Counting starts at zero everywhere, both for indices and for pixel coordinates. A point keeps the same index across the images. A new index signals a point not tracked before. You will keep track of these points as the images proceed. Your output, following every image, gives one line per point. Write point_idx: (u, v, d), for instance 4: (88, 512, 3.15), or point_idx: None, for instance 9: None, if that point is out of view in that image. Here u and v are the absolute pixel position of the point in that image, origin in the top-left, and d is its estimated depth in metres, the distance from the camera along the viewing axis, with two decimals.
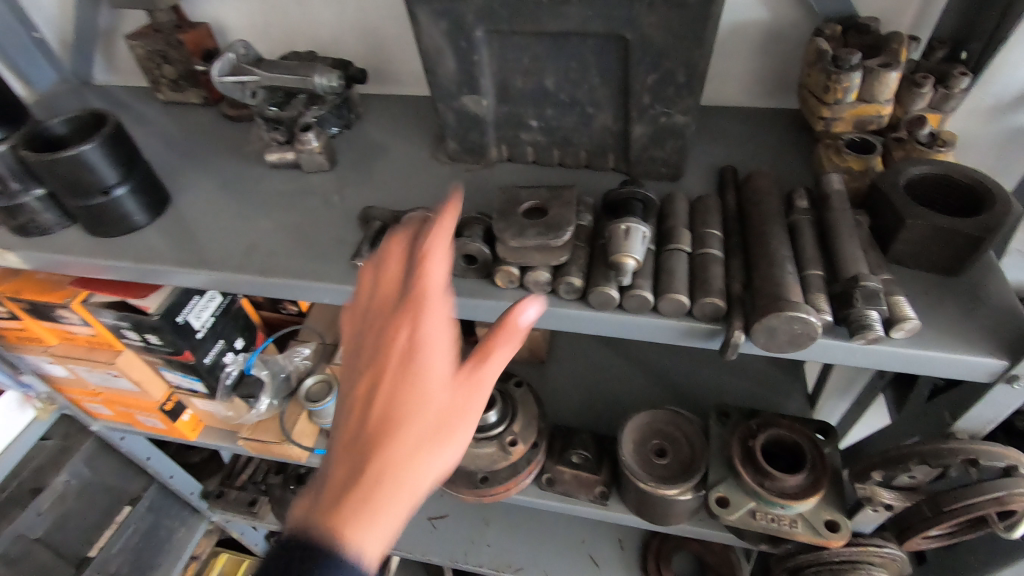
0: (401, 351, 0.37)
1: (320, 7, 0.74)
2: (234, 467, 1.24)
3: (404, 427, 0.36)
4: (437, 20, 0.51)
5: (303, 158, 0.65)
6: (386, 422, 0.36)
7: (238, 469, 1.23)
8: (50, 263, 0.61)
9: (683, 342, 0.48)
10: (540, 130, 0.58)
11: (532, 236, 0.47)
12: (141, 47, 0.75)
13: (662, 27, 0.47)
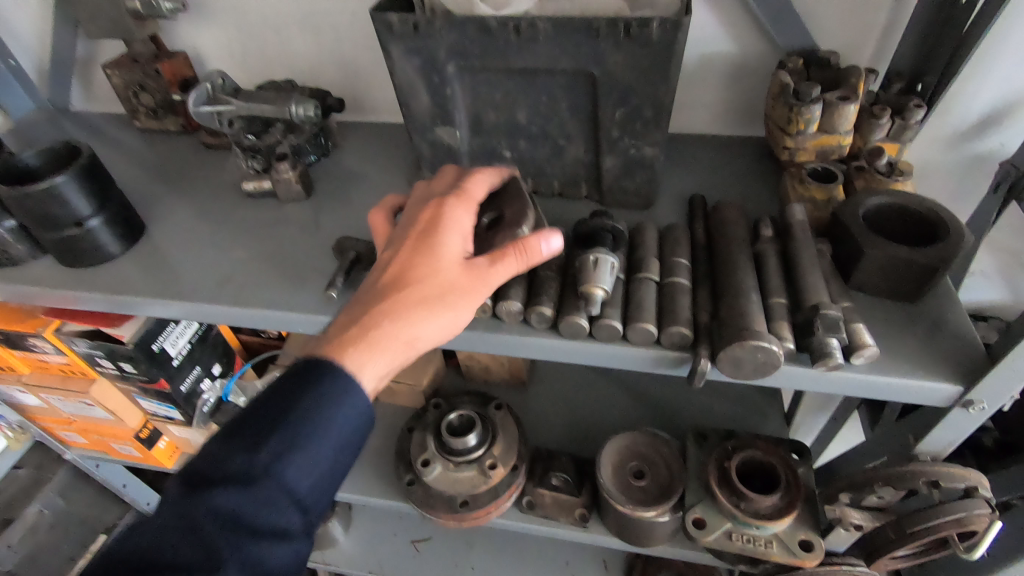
0: (421, 233, 0.47)
1: (299, 38, 0.75)
2: None
3: (408, 287, 0.45)
4: (409, 56, 0.52)
5: (280, 188, 0.66)
6: (391, 286, 0.46)
7: None
8: (23, 294, 0.61)
9: (653, 370, 0.49)
10: (513, 161, 0.59)
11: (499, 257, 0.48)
12: (118, 77, 0.75)
13: (628, 65, 0.48)
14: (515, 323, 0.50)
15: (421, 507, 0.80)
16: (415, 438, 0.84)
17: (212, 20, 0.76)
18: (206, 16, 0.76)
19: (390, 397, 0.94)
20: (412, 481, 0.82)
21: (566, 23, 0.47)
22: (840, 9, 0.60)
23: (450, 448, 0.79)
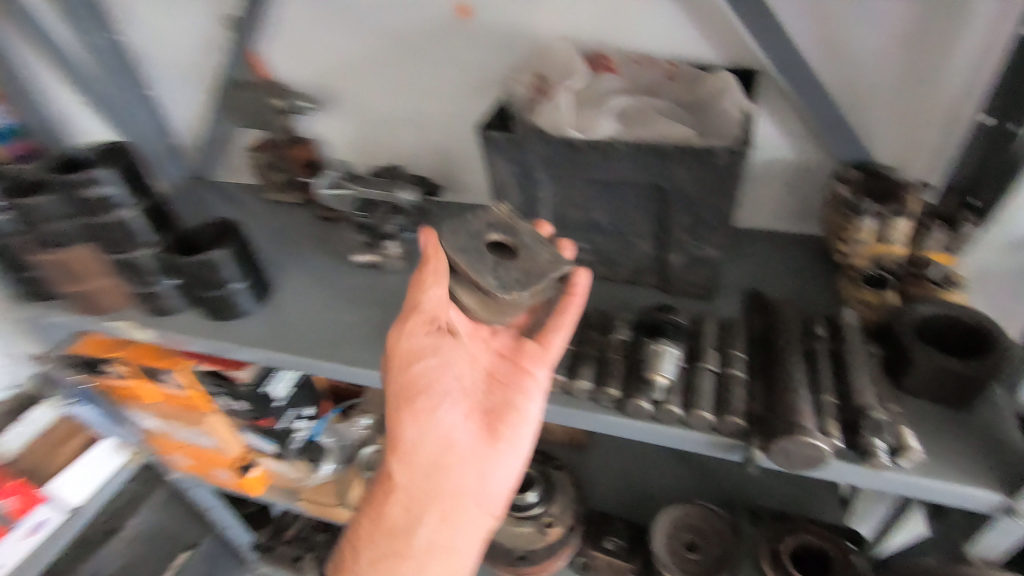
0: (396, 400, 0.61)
1: (407, 132, 0.88)
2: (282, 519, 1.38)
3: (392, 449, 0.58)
4: (507, 164, 0.62)
5: (386, 262, 0.79)
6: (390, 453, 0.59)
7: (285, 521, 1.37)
8: (173, 339, 0.74)
9: (708, 452, 0.54)
10: (588, 251, 0.68)
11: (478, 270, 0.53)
12: (259, 159, 0.90)
13: (695, 182, 0.56)
14: (585, 399, 0.57)
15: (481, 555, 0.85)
16: None
17: (337, 114, 0.91)
18: (332, 111, 0.91)
19: None
20: None
21: (643, 147, 0.55)
22: (896, 128, 0.66)
23: (512, 503, 0.85)
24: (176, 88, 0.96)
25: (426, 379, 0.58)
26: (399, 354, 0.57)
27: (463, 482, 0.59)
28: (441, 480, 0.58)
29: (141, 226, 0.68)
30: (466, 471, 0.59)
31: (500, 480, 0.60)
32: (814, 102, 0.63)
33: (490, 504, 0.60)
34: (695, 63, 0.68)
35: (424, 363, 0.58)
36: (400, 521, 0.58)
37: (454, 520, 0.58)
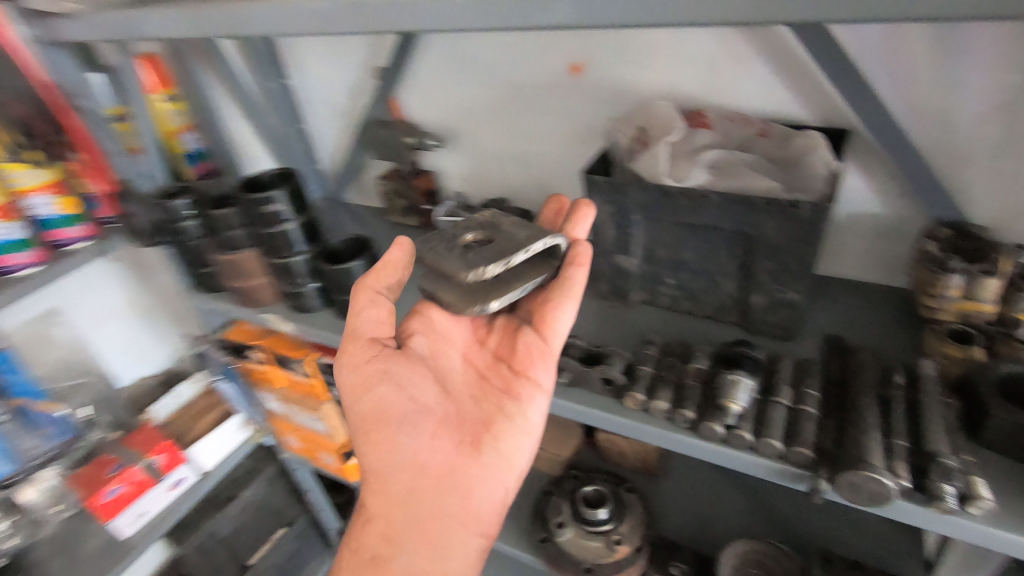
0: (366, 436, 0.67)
1: (516, 169, 1.00)
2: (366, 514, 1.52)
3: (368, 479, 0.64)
4: (606, 204, 0.70)
5: None
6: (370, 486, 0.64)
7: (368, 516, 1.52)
8: (309, 333, 0.87)
9: (775, 480, 0.58)
10: (674, 286, 0.74)
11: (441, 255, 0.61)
12: (387, 186, 1.05)
13: (779, 231, 0.61)
14: (661, 419, 0.63)
15: (551, 562, 0.91)
16: (552, 501, 0.97)
17: (456, 151, 1.04)
18: (452, 148, 1.04)
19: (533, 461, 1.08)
20: (546, 538, 0.95)
21: (732, 197, 0.61)
22: (992, 190, 0.68)
23: (585, 517, 0.92)
24: (325, 124, 1.14)
25: (384, 405, 0.64)
26: (355, 384, 0.65)
27: (443, 502, 0.62)
28: (417, 503, 0.62)
29: (298, 237, 0.83)
30: (445, 490, 0.63)
31: (484, 491, 0.63)
32: (905, 164, 0.68)
33: (479, 520, 0.62)
34: (789, 120, 0.74)
35: (376, 388, 0.64)
36: (383, 551, 0.59)
37: (441, 544, 0.60)
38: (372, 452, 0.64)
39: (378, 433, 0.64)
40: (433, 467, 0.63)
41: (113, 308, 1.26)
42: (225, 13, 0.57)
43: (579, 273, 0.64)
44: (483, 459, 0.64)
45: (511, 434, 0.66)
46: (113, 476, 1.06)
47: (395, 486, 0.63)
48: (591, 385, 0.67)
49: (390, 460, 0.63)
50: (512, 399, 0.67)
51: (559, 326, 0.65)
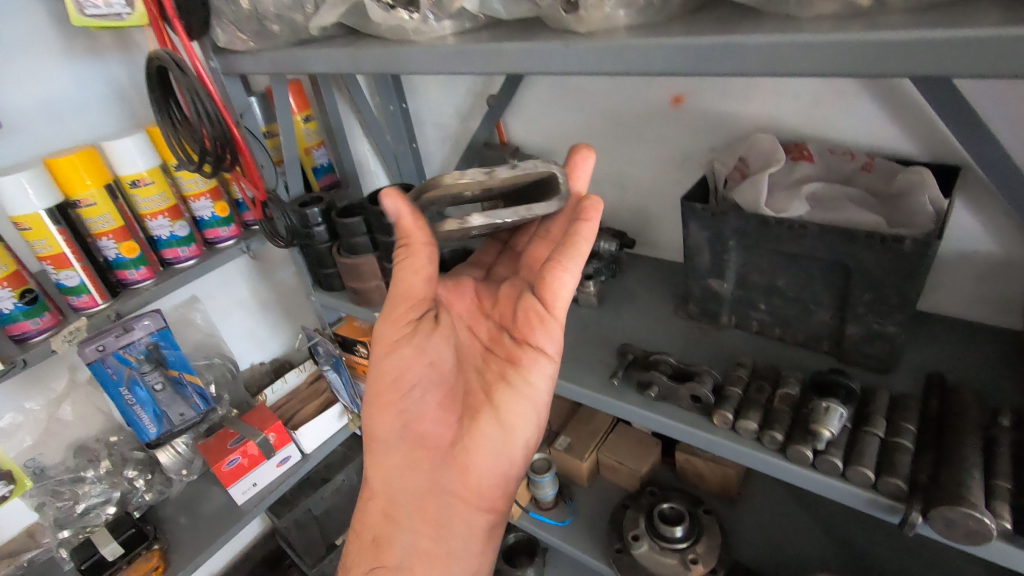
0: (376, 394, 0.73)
1: (611, 192, 1.05)
2: None
3: (374, 443, 0.72)
4: (702, 230, 0.74)
5: (580, 296, 0.93)
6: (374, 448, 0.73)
7: None
8: None
9: (866, 510, 0.58)
10: (766, 311, 0.76)
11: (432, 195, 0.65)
12: None
13: (879, 264, 0.62)
14: (749, 439, 0.65)
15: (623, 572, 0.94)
16: (629, 515, 1.01)
17: None
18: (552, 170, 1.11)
19: (609, 474, 1.11)
20: (620, 549, 0.97)
21: (831, 229, 0.63)
22: None
23: (661, 532, 0.94)
24: (437, 144, 1.26)
25: (402, 380, 0.69)
26: (380, 353, 0.69)
27: (442, 479, 0.70)
28: (418, 478, 0.71)
29: None
30: (446, 466, 0.70)
31: (482, 467, 0.71)
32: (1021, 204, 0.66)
33: (478, 495, 0.71)
34: (894, 155, 0.75)
35: (398, 362, 0.69)
36: (387, 531, 0.69)
37: (440, 520, 0.70)
38: (382, 419, 0.71)
39: (391, 404, 0.70)
40: (437, 441, 0.71)
41: (240, 299, 1.43)
42: (376, 53, 0.67)
43: (585, 228, 0.64)
44: (483, 433, 0.71)
45: (512, 404, 0.72)
46: (233, 448, 1.19)
47: (401, 458, 0.71)
48: (679, 400, 0.70)
49: (400, 431, 0.70)
50: (517, 367, 0.72)
51: (560, 290, 0.67)
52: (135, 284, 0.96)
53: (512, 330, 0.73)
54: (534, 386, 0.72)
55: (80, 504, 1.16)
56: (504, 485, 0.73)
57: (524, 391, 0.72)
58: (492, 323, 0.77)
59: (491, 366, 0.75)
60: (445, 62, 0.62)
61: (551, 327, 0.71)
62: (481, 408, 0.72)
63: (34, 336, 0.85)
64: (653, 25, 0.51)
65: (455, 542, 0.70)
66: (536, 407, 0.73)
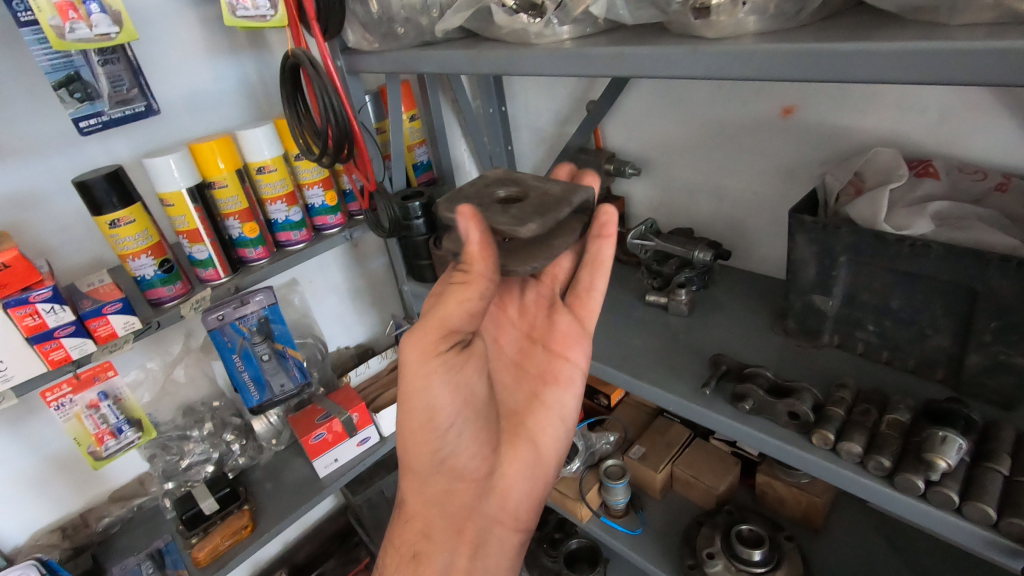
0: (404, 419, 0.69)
1: (706, 203, 1.04)
2: None
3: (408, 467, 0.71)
4: (810, 243, 0.72)
5: (672, 304, 0.92)
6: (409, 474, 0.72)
7: None
8: None
9: (982, 551, 0.55)
10: (874, 332, 0.73)
11: (489, 214, 0.59)
12: None
13: (1013, 290, 0.58)
14: (850, 462, 0.62)
15: None
16: (704, 531, 0.98)
17: (649, 180, 1.11)
18: (646, 177, 1.11)
19: (683, 489, 1.09)
20: (692, 565, 0.96)
21: (959, 250, 0.60)
22: None
23: (737, 553, 0.92)
24: (531, 148, 1.29)
25: (438, 418, 0.66)
26: (409, 390, 0.64)
27: (482, 505, 0.74)
28: (458, 505, 0.73)
29: None
30: (486, 494, 0.74)
31: (519, 489, 0.76)
32: None
33: (515, 517, 0.77)
34: None
35: (434, 399, 0.64)
36: (425, 548, 0.71)
37: (478, 540, 0.74)
38: (419, 454, 0.69)
39: (427, 440, 0.68)
40: (475, 473, 0.73)
41: (333, 284, 1.52)
42: (498, 54, 0.69)
43: (605, 244, 0.72)
44: (520, 457, 0.76)
45: (545, 425, 0.78)
46: (321, 423, 1.27)
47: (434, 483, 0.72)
48: (775, 416, 0.68)
49: (438, 465, 0.70)
50: (550, 385, 0.79)
51: (593, 305, 0.78)
52: (252, 262, 1.05)
53: (542, 343, 0.80)
54: (564, 405, 0.79)
55: (185, 459, 1.28)
56: (537, 503, 0.79)
57: (556, 410, 0.78)
58: (520, 336, 0.81)
59: (523, 384, 0.79)
60: (565, 64, 0.64)
61: (579, 343, 0.79)
62: (518, 434, 0.77)
63: (168, 301, 0.95)
64: (784, 33, 0.51)
65: (490, 559, 0.75)
66: (566, 424, 0.80)
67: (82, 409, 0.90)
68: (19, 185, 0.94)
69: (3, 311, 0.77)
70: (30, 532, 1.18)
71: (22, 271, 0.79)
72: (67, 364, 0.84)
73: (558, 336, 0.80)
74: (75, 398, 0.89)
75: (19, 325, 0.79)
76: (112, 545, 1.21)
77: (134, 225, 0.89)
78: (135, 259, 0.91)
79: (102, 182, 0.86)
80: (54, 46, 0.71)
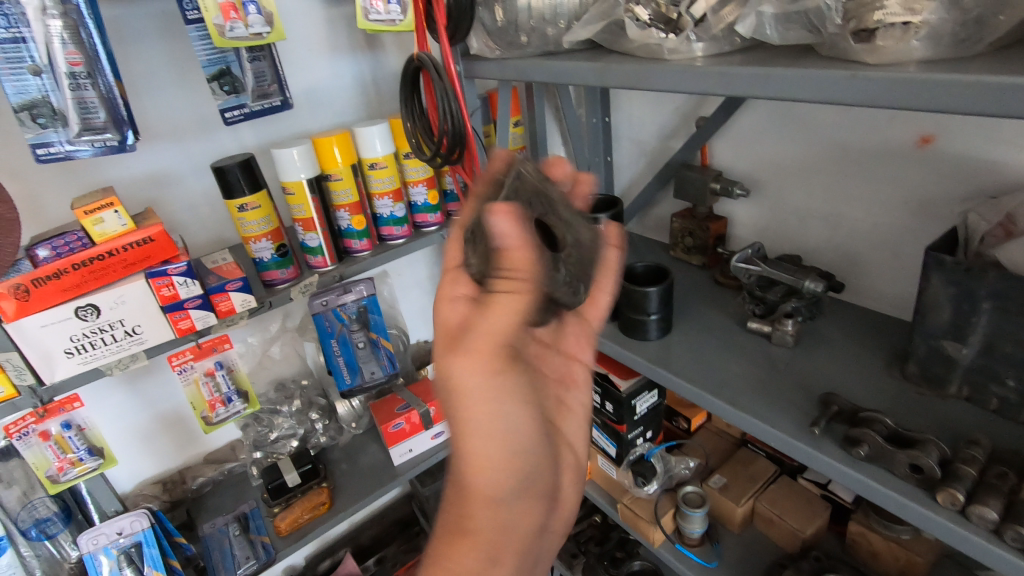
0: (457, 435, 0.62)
1: (818, 230, 0.99)
2: None
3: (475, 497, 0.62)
4: (947, 285, 0.66)
5: (776, 334, 0.88)
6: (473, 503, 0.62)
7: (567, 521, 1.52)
8: None
9: None
10: (1013, 388, 0.67)
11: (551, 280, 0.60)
12: (679, 223, 1.13)
13: None
14: (982, 528, 0.57)
15: None
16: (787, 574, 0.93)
17: (756, 202, 1.07)
18: (752, 199, 1.07)
19: (765, 527, 1.04)
20: None
21: None
22: None
23: None
24: (631, 161, 1.28)
25: (497, 449, 0.62)
26: (474, 409, 0.60)
27: (551, 520, 0.72)
28: (537, 531, 0.68)
29: None
30: (554, 510, 0.72)
31: (570, 495, 0.76)
32: None
33: (567, 525, 0.77)
34: None
35: (499, 423, 0.61)
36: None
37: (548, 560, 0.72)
38: (496, 480, 0.63)
39: (514, 461, 0.63)
40: (544, 485, 0.69)
41: (420, 279, 1.56)
42: (627, 68, 0.69)
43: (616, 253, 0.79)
44: (566, 463, 0.76)
45: (574, 428, 0.78)
46: (400, 413, 1.31)
47: (494, 515, 0.63)
48: (893, 466, 0.64)
49: (516, 492, 0.65)
50: (570, 388, 0.80)
51: (601, 304, 0.81)
52: (356, 253, 1.10)
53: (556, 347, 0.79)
54: (583, 404, 0.81)
55: (274, 432, 1.36)
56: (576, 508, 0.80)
57: (579, 412, 0.80)
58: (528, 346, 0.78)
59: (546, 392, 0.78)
60: (699, 82, 0.62)
61: (586, 342, 0.82)
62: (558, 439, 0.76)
63: (280, 283, 1.02)
64: (953, 62, 0.48)
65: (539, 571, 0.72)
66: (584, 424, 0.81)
67: (200, 376, 0.98)
68: (159, 164, 1.03)
69: (145, 280, 0.86)
70: (136, 482, 1.28)
71: (163, 245, 0.86)
72: (191, 333, 0.92)
73: (563, 340, 0.80)
74: (195, 365, 0.97)
75: (157, 294, 0.87)
76: (203, 503, 1.30)
77: (259, 210, 0.96)
78: (257, 242, 0.97)
79: (236, 169, 0.92)
80: (215, 43, 0.77)
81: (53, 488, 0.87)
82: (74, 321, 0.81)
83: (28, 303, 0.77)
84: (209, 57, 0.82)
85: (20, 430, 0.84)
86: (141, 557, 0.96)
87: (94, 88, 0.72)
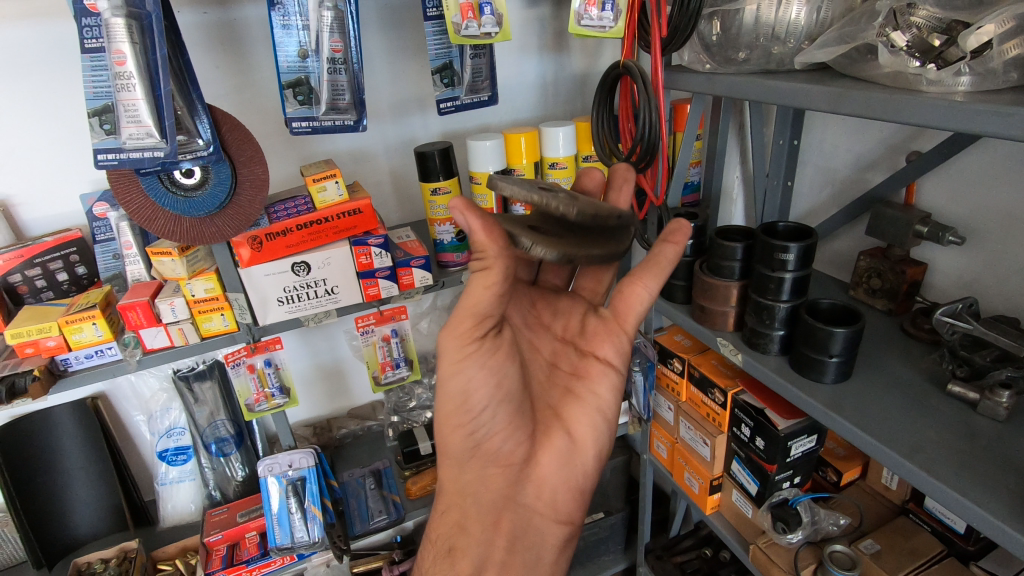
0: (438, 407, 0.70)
1: None
2: (672, 547, 1.48)
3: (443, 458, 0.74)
4: None
5: (984, 402, 0.79)
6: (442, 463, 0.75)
7: (675, 550, 1.47)
8: (752, 368, 0.95)
9: None
10: None
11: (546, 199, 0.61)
12: (867, 262, 1.04)
13: None
14: None
15: None
16: None
17: (966, 251, 0.96)
18: (962, 248, 0.97)
19: None
20: None
21: None
22: None
23: None
24: (815, 188, 1.20)
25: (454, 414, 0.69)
26: (446, 373, 0.66)
27: (518, 493, 0.75)
28: (491, 494, 0.74)
29: (786, 286, 0.89)
30: (522, 483, 0.74)
31: (554, 479, 0.76)
32: None
33: (553, 509, 0.77)
34: None
35: (455, 390, 0.67)
36: (460, 542, 0.74)
37: (516, 531, 0.75)
38: (454, 440, 0.71)
39: (462, 425, 0.70)
40: (510, 458, 0.73)
41: None
42: (867, 94, 0.64)
43: (670, 249, 0.71)
44: (554, 446, 0.75)
45: (579, 417, 0.77)
46: None
47: (454, 472, 0.74)
48: None
49: (471, 452, 0.72)
50: (584, 381, 0.77)
51: (636, 302, 0.75)
52: None
53: (576, 341, 0.79)
54: (598, 397, 0.77)
55: (412, 401, 1.46)
56: (578, 496, 0.78)
57: (591, 403, 0.77)
58: (554, 338, 0.79)
59: (556, 380, 0.78)
60: (959, 118, 0.56)
61: (613, 338, 0.78)
62: (552, 424, 0.76)
63: (454, 265, 1.08)
64: None
65: (528, 551, 0.76)
66: (602, 415, 0.78)
67: (378, 339, 1.08)
68: (361, 143, 1.14)
69: (349, 246, 0.95)
70: (292, 421, 1.44)
71: (367, 217, 0.95)
72: (377, 300, 1.01)
73: (591, 332, 0.79)
74: (376, 329, 1.07)
75: (357, 261, 0.96)
76: (343, 453, 1.41)
77: (449, 195, 1.02)
78: (441, 224, 1.04)
79: (436, 155, 0.99)
80: (450, 40, 0.83)
81: (249, 414, 1.02)
82: (289, 275, 0.92)
83: (259, 253, 0.89)
84: (437, 50, 0.89)
85: (235, 359, 0.98)
86: (304, 490, 1.10)
87: (346, 74, 0.81)
